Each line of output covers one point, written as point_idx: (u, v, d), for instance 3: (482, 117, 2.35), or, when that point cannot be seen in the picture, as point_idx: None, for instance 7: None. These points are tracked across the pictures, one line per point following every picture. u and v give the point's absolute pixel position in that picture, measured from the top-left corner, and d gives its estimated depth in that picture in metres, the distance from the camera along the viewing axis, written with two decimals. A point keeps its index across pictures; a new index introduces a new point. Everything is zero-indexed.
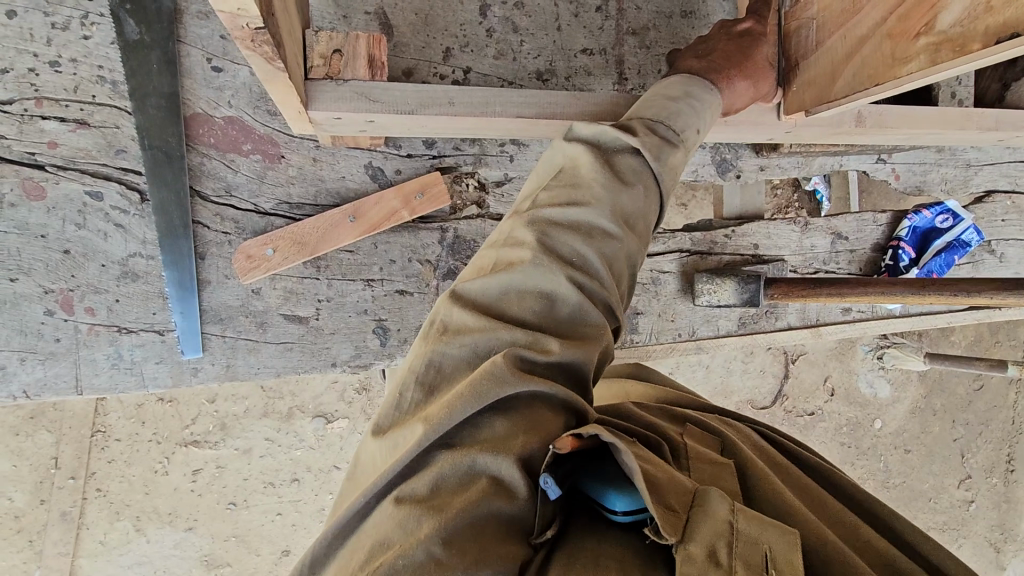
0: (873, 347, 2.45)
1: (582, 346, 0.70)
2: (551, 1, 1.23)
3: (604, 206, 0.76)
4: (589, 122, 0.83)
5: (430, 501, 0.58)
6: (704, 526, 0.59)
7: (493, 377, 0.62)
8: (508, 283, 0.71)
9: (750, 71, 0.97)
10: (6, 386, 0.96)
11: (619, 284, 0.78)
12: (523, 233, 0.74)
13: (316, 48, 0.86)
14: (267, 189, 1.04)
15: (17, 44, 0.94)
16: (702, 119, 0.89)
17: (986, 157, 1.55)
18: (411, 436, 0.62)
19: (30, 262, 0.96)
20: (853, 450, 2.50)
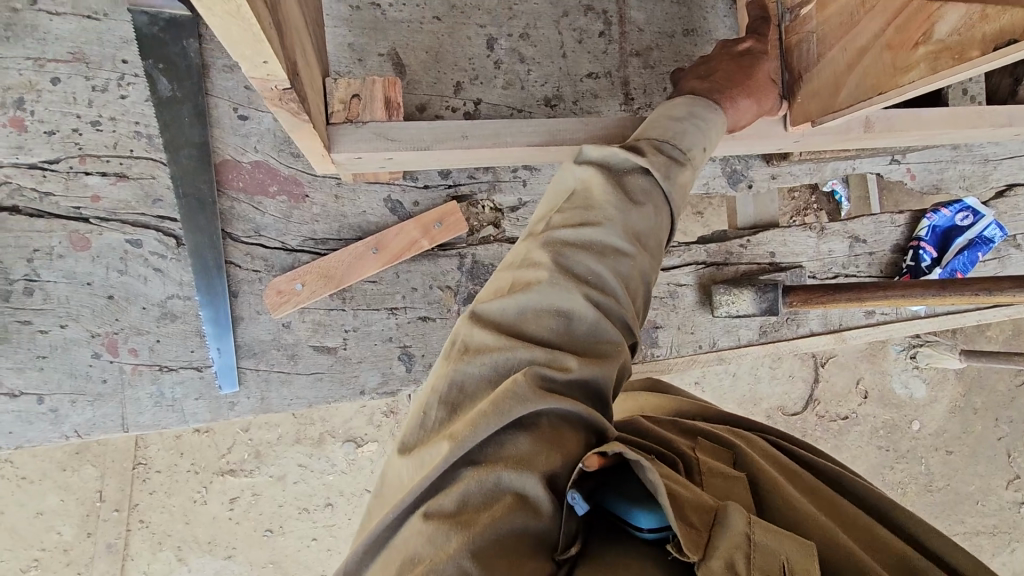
0: (905, 346, 2.41)
1: (600, 364, 0.73)
2: (555, 30, 1.27)
3: (616, 225, 0.80)
4: (598, 144, 0.86)
5: (458, 517, 0.60)
6: (724, 541, 0.61)
7: (518, 395, 0.65)
8: (526, 302, 0.74)
9: (752, 90, 0.99)
10: (58, 427, 0.99)
11: (633, 301, 0.81)
12: (539, 253, 0.78)
13: (336, 94, 0.90)
14: (293, 227, 1.10)
15: (62, 108, 1.01)
16: (709, 137, 0.91)
17: (1004, 151, 1.54)
18: (437, 454, 0.63)
19: (78, 308, 1.00)
20: (892, 453, 2.44)
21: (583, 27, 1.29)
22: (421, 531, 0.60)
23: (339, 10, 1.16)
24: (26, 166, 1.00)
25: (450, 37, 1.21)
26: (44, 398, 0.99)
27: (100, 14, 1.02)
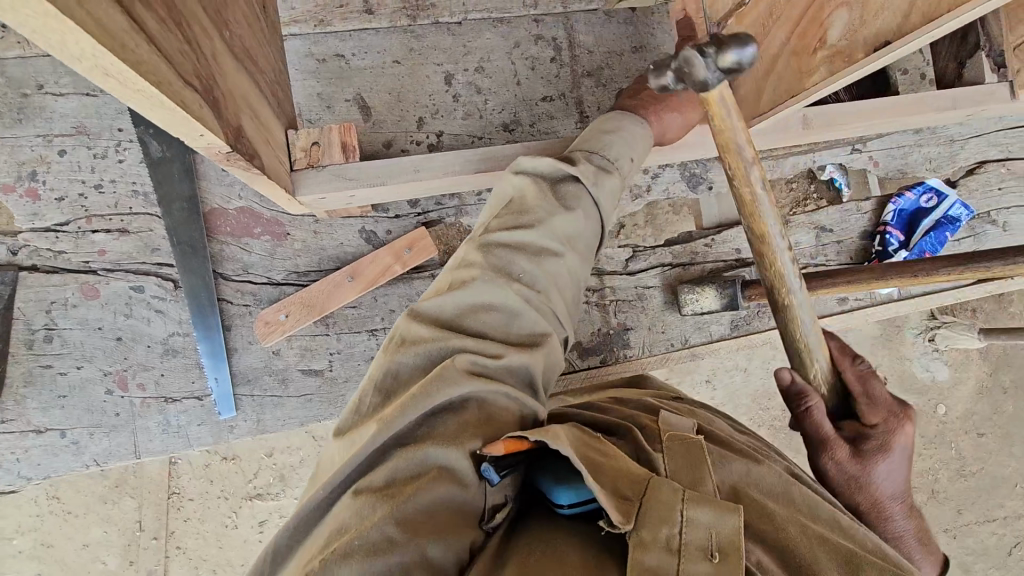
0: (922, 330, 2.34)
1: (525, 351, 0.86)
2: (509, 60, 1.36)
3: (547, 228, 0.90)
4: (532, 156, 0.95)
5: (386, 490, 0.72)
6: (653, 515, 0.70)
7: (446, 378, 0.78)
8: (461, 300, 0.86)
9: (679, 103, 1.06)
10: (80, 457, 1.11)
11: (560, 294, 0.93)
12: (475, 256, 0.89)
13: (298, 144, 1.00)
14: (278, 262, 1.21)
15: (69, 175, 1.15)
16: (637, 148, 0.99)
17: (969, 130, 1.58)
18: (368, 434, 0.75)
19: (92, 351, 1.12)
20: (919, 439, 2.39)
21: (535, 54, 1.38)
22: (352, 507, 0.70)
23: (306, 64, 1.27)
24: (42, 230, 1.14)
25: (410, 77, 1.31)
26: (68, 432, 1.11)
27: (98, 91, 1.16)
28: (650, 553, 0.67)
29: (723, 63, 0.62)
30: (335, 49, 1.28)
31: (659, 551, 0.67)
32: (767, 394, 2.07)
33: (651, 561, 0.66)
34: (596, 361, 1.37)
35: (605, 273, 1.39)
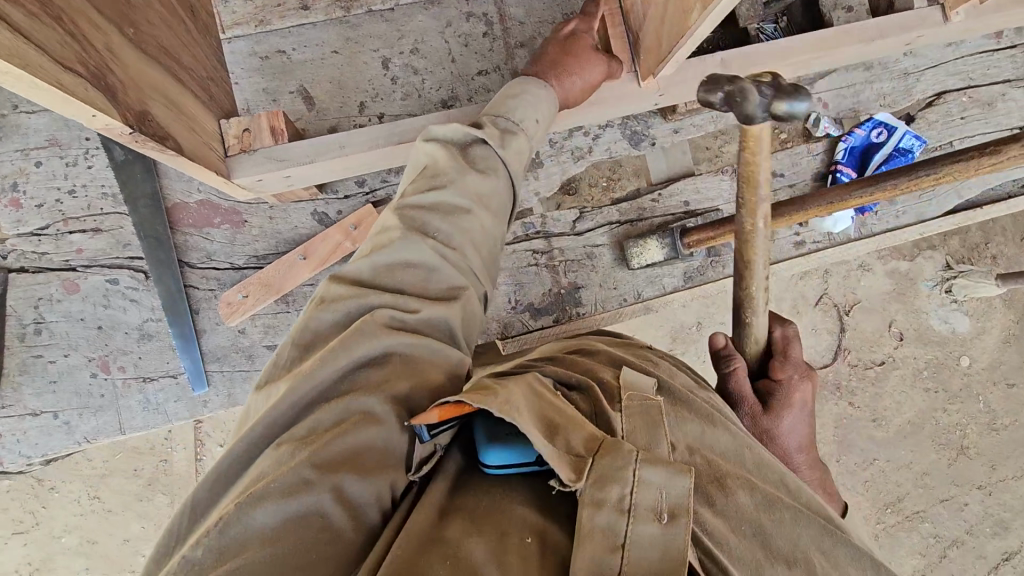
0: (937, 281, 2.03)
1: (442, 304, 0.89)
2: (442, 40, 1.42)
3: (458, 188, 0.95)
4: (443, 123, 0.99)
5: (306, 438, 0.75)
6: (606, 476, 0.71)
7: (362, 332, 0.82)
8: (378, 262, 0.90)
9: (576, 67, 1.12)
10: (72, 435, 1.23)
11: (478, 251, 0.97)
12: (391, 220, 0.93)
13: (230, 132, 1.09)
14: (238, 249, 1.31)
15: (46, 184, 1.27)
16: (543, 109, 1.06)
17: (924, 61, 1.54)
18: (281, 390, 0.79)
19: (77, 340, 1.25)
20: (942, 395, 2.08)
21: (467, 31, 1.43)
22: (272, 456, 0.73)
23: (251, 63, 1.36)
24: (26, 234, 1.26)
25: (349, 66, 1.39)
26: (60, 413, 1.24)
27: None
28: (601, 513, 0.69)
29: (774, 109, 0.65)
30: (276, 46, 1.37)
31: (610, 511, 0.69)
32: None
33: (601, 521, 0.69)
34: (549, 321, 1.42)
35: (553, 235, 1.43)
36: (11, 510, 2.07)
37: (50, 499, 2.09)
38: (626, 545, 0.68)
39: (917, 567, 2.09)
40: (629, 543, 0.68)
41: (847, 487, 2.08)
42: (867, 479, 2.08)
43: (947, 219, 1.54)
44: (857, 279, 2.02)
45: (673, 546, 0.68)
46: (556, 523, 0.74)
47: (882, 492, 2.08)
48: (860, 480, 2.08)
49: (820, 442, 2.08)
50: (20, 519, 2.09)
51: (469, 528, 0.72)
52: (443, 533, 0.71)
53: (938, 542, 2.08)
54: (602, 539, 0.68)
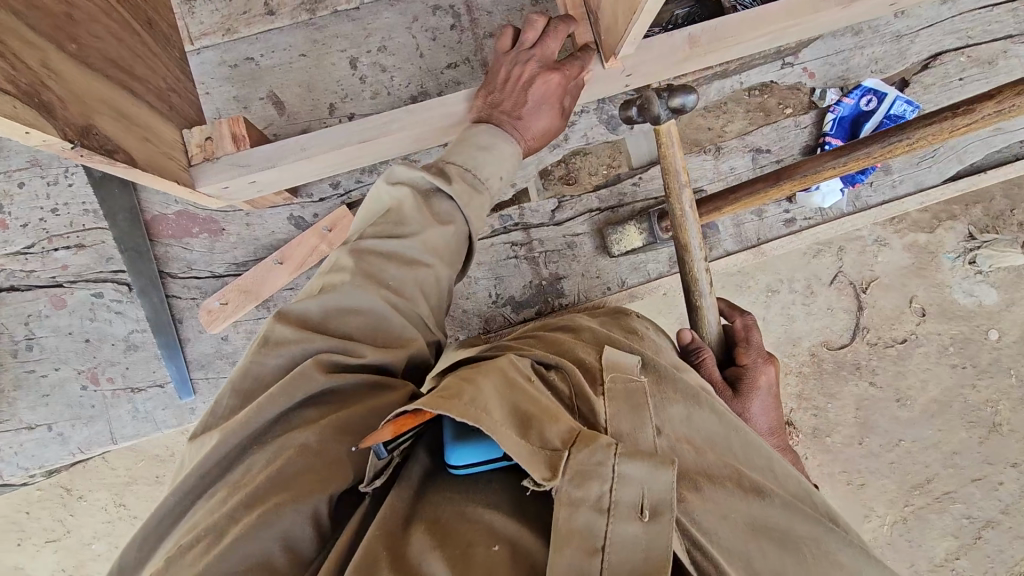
0: (961, 254, 1.92)
1: (390, 351, 0.91)
2: (409, 35, 1.40)
3: (419, 240, 0.96)
4: (408, 165, 1.01)
5: (237, 483, 0.77)
6: (584, 473, 0.70)
7: (303, 378, 0.82)
8: (327, 305, 0.90)
9: (535, 129, 1.13)
10: (66, 446, 1.28)
11: (428, 302, 0.99)
12: (346, 259, 0.93)
13: (193, 141, 1.10)
14: (217, 257, 1.33)
15: (30, 203, 1.30)
16: (504, 166, 1.07)
17: (917, 21, 1.45)
18: (210, 441, 0.79)
19: (66, 353, 1.28)
20: (971, 370, 1.96)
21: (435, 24, 1.40)
22: (206, 508, 0.76)
23: (220, 72, 1.37)
24: (14, 254, 1.30)
25: (317, 69, 1.38)
26: (53, 426, 1.28)
27: None
28: (579, 513, 0.69)
29: (671, 102, 1.01)
30: (245, 53, 1.38)
31: (589, 510, 0.69)
32: (792, 340, 1.94)
33: (580, 521, 0.69)
34: (532, 313, 1.40)
35: (532, 227, 1.41)
36: (41, 520, 2.07)
37: (77, 508, 2.08)
38: (606, 546, 0.68)
39: (950, 549, 1.99)
40: (609, 544, 0.68)
41: (870, 470, 1.98)
42: (893, 462, 1.98)
43: (952, 185, 1.47)
44: (874, 257, 1.92)
45: (656, 544, 0.69)
46: (527, 524, 0.73)
47: (909, 472, 1.97)
48: (885, 463, 1.98)
49: (841, 424, 1.97)
50: (51, 527, 2.09)
51: (432, 540, 0.71)
52: (405, 549, 0.71)
53: (971, 523, 1.98)
54: (580, 541, 0.68)
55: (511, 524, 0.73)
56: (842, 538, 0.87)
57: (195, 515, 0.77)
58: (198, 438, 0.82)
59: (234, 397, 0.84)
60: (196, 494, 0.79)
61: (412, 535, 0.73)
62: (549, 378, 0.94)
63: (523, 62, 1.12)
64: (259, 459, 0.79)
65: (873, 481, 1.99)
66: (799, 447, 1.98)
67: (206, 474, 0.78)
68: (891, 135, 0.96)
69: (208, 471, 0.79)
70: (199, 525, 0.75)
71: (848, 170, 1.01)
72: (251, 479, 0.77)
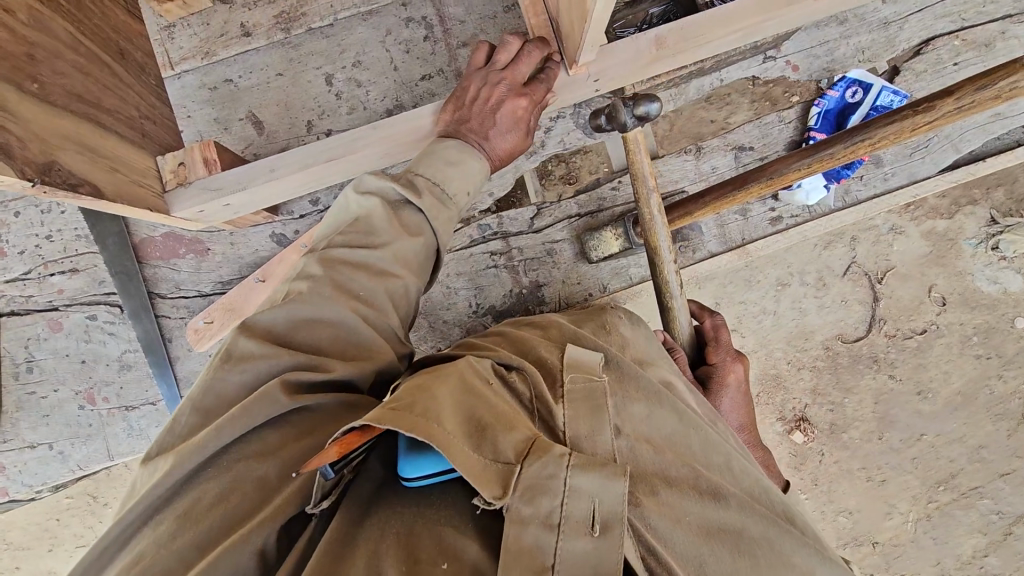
0: (982, 239, 1.82)
1: (361, 365, 0.91)
2: (383, 48, 1.41)
3: (390, 251, 0.97)
4: (376, 174, 1.02)
5: (186, 516, 0.76)
6: (535, 488, 0.68)
7: (267, 399, 0.81)
8: (295, 317, 0.90)
9: (499, 150, 1.14)
10: (67, 464, 1.36)
11: (399, 313, 0.99)
12: (315, 267, 0.94)
13: (167, 168, 1.13)
14: (204, 276, 1.36)
15: (26, 231, 1.35)
16: (472, 181, 1.08)
17: (906, 6, 1.40)
18: (164, 468, 0.79)
19: (64, 374, 1.35)
20: (997, 360, 1.87)
21: (408, 36, 1.40)
22: (152, 537, 0.75)
23: (201, 95, 1.41)
24: (13, 279, 1.35)
25: (294, 87, 1.41)
26: (54, 444, 1.35)
27: None
28: (528, 531, 0.67)
29: (637, 110, 0.98)
30: (223, 75, 1.41)
31: (539, 527, 0.67)
32: (805, 334, 1.85)
33: (529, 539, 0.67)
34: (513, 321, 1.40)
35: (511, 234, 1.41)
36: (72, 526, 2.00)
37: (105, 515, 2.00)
38: (556, 564, 0.66)
39: (978, 546, 1.92)
40: (559, 560, 0.66)
41: (891, 465, 1.92)
42: (915, 457, 1.91)
43: (950, 174, 1.41)
44: (889, 245, 1.81)
45: (605, 559, 0.68)
46: (477, 537, 0.71)
47: (933, 467, 1.91)
48: (906, 458, 1.91)
49: (859, 419, 1.90)
50: (81, 533, 2.02)
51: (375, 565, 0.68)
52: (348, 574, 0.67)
53: (1001, 518, 1.91)
54: (529, 560, 0.66)
55: (462, 541, 0.70)
56: (798, 539, 0.85)
57: (143, 543, 0.75)
58: (152, 461, 0.82)
59: (193, 416, 0.83)
60: (145, 520, 0.77)
61: (356, 559, 0.69)
62: (509, 380, 0.91)
63: (493, 83, 1.12)
64: (211, 488, 0.77)
65: (894, 477, 1.92)
66: (815, 443, 1.92)
67: (161, 500, 0.78)
68: (853, 133, 0.95)
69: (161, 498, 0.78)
70: (147, 554, 0.73)
71: (814, 171, 1.00)
72: (204, 507, 0.76)
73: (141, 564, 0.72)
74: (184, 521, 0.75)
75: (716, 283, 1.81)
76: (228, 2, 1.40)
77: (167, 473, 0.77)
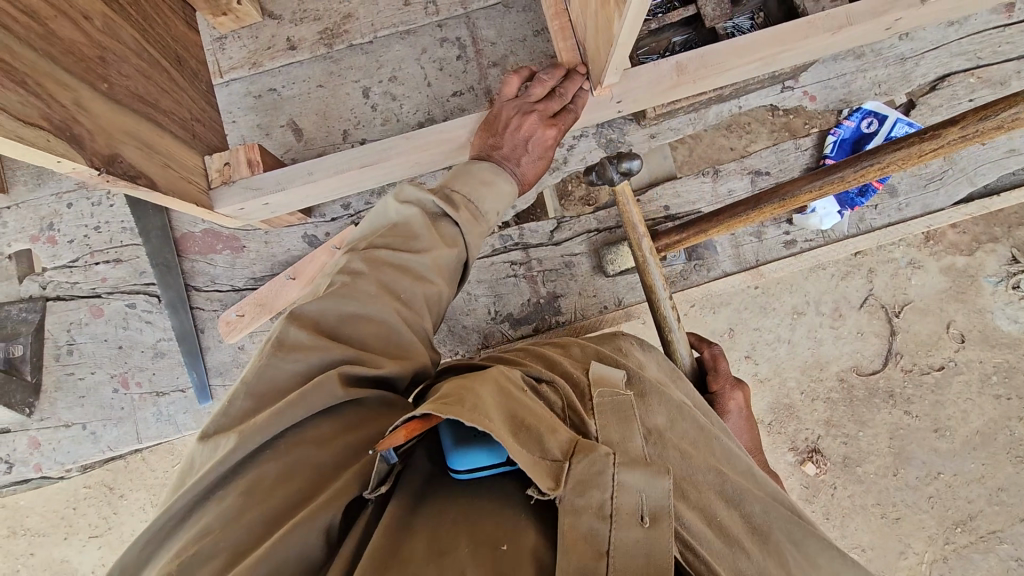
0: (1003, 277, 1.83)
1: (402, 364, 0.94)
2: (418, 65, 1.49)
3: (429, 257, 1.01)
4: (417, 186, 1.07)
5: (253, 489, 0.78)
6: (586, 481, 0.72)
7: (324, 390, 0.84)
8: (343, 314, 0.92)
9: (526, 174, 1.20)
10: (97, 444, 1.41)
11: (431, 317, 1.03)
12: (360, 267, 0.97)
13: (213, 167, 1.21)
14: (238, 272, 1.43)
15: (76, 222, 1.44)
16: (504, 200, 1.14)
17: (924, 43, 1.44)
18: (226, 445, 0.79)
19: (101, 359, 1.42)
20: (1016, 402, 1.86)
21: (442, 55, 1.49)
22: (216, 510, 0.76)
23: (246, 102, 1.50)
24: (61, 267, 1.44)
25: (332, 98, 1.49)
26: (87, 425, 1.42)
27: None
28: (582, 520, 0.70)
29: (621, 165, 1.09)
30: (268, 85, 1.50)
31: (592, 517, 0.70)
32: (820, 364, 1.86)
33: (584, 527, 0.69)
34: (529, 330, 1.45)
35: (531, 246, 1.46)
36: (88, 515, 2.05)
37: (119, 507, 2.05)
38: (610, 550, 0.68)
39: None
40: (614, 548, 0.68)
41: (907, 503, 1.89)
42: (932, 496, 1.89)
43: (966, 207, 1.45)
44: (907, 279, 1.83)
45: (657, 549, 0.69)
46: (533, 525, 0.73)
47: (950, 508, 1.88)
48: (923, 497, 1.89)
49: (874, 454, 1.89)
50: (95, 523, 2.06)
51: (437, 547, 0.71)
52: (408, 554, 0.70)
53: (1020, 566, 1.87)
54: (585, 547, 0.68)
55: (518, 527, 0.73)
56: (823, 541, 0.87)
57: (215, 513, 0.76)
58: (211, 439, 0.81)
59: (247, 400, 0.83)
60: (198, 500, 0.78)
61: (416, 539, 0.73)
62: (541, 391, 0.96)
63: (525, 112, 1.18)
64: (274, 468, 0.80)
65: (909, 515, 1.89)
66: (828, 476, 1.90)
67: (221, 478, 0.79)
68: (861, 158, 1.00)
69: (226, 479, 0.79)
70: (215, 526, 0.75)
71: (825, 193, 1.05)
72: (269, 484, 0.79)
73: (205, 539, 0.73)
74: (255, 498, 0.77)
75: (730, 308, 1.84)
76: (276, 18, 1.50)
77: (229, 454, 0.78)
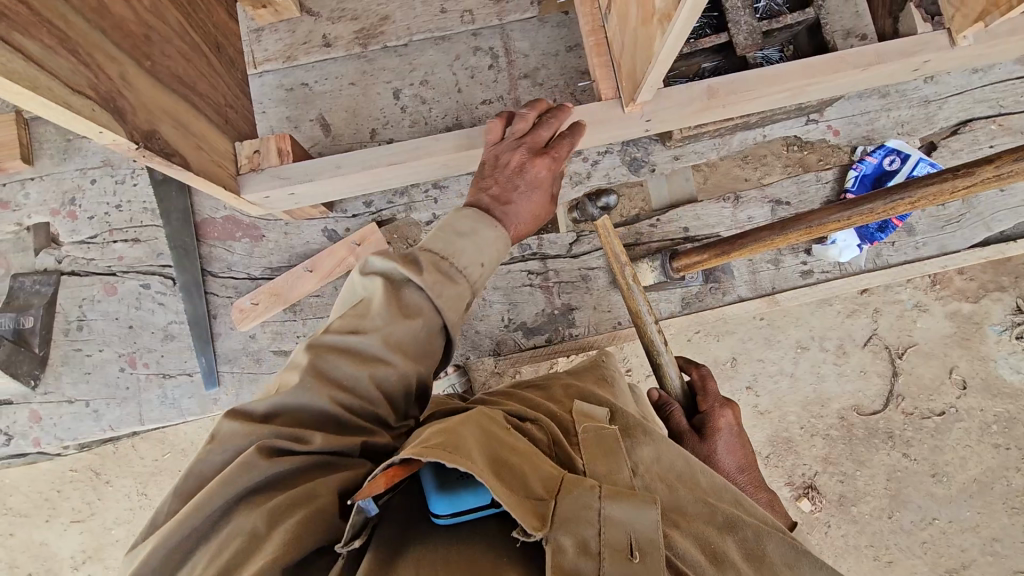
0: (1007, 326, 1.83)
1: (343, 447, 0.83)
2: (450, 72, 1.51)
3: (377, 336, 0.86)
4: (382, 253, 0.92)
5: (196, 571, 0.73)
6: (572, 518, 0.71)
7: (245, 468, 0.77)
8: (280, 402, 0.83)
9: (522, 216, 1.06)
10: (99, 422, 1.40)
11: (392, 400, 0.90)
12: (304, 353, 0.86)
13: (243, 153, 1.22)
14: (255, 260, 1.43)
15: (98, 198, 1.45)
16: (484, 253, 0.97)
17: (948, 88, 1.47)
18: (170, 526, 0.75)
19: (110, 338, 1.41)
20: (1016, 453, 1.84)
21: (473, 64, 1.51)
22: None
23: (277, 94, 1.52)
24: (78, 242, 1.44)
25: (362, 96, 1.51)
26: (89, 402, 1.41)
27: None
28: (568, 556, 0.68)
29: None
30: (301, 79, 1.52)
31: (578, 555, 0.69)
32: (823, 401, 1.85)
33: (569, 565, 0.68)
34: (542, 340, 1.45)
35: (549, 256, 1.47)
36: (71, 499, 2.02)
37: (104, 492, 2.03)
38: None
39: None
40: None
41: (899, 547, 1.87)
42: (926, 542, 1.86)
43: (979, 251, 1.45)
44: (913, 321, 1.84)
45: None
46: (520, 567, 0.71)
47: (944, 555, 1.86)
48: (916, 542, 1.86)
49: (870, 494, 1.87)
50: (79, 507, 2.03)
51: None
52: None
53: None
54: None
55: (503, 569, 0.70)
56: (815, 562, 0.84)
57: None
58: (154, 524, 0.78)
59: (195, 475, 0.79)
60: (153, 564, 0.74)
61: None
62: (524, 429, 0.94)
63: (514, 150, 1.08)
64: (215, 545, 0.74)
65: (902, 560, 1.87)
66: (823, 513, 1.88)
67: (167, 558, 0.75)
68: (892, 192, 1.00)
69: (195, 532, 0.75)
70: None
71: (853, 223, 1.06)
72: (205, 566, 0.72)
73: None
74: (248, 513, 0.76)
75: (737, 337, 1.85)
76: (314, 14, 1.52)
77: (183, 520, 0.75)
